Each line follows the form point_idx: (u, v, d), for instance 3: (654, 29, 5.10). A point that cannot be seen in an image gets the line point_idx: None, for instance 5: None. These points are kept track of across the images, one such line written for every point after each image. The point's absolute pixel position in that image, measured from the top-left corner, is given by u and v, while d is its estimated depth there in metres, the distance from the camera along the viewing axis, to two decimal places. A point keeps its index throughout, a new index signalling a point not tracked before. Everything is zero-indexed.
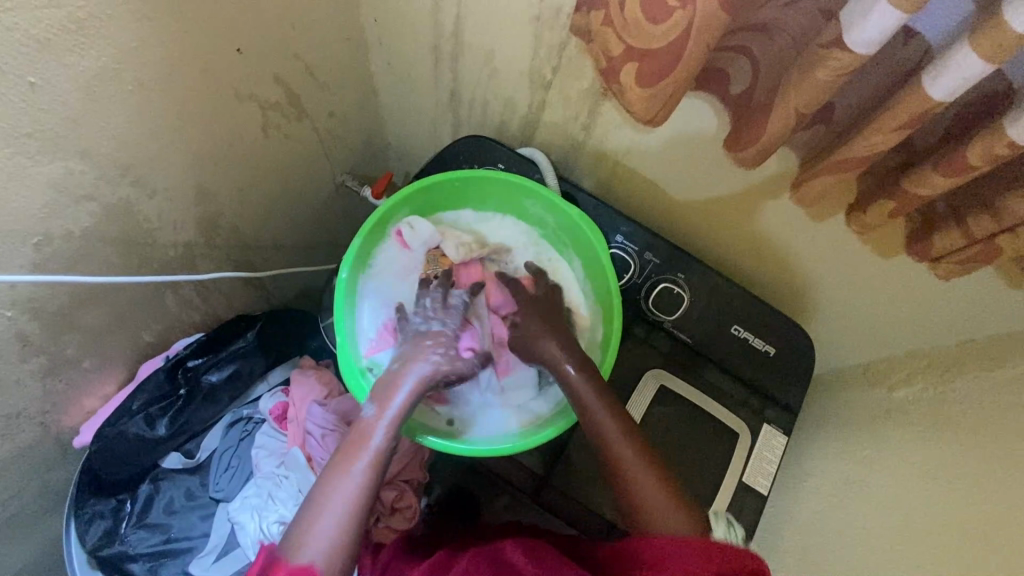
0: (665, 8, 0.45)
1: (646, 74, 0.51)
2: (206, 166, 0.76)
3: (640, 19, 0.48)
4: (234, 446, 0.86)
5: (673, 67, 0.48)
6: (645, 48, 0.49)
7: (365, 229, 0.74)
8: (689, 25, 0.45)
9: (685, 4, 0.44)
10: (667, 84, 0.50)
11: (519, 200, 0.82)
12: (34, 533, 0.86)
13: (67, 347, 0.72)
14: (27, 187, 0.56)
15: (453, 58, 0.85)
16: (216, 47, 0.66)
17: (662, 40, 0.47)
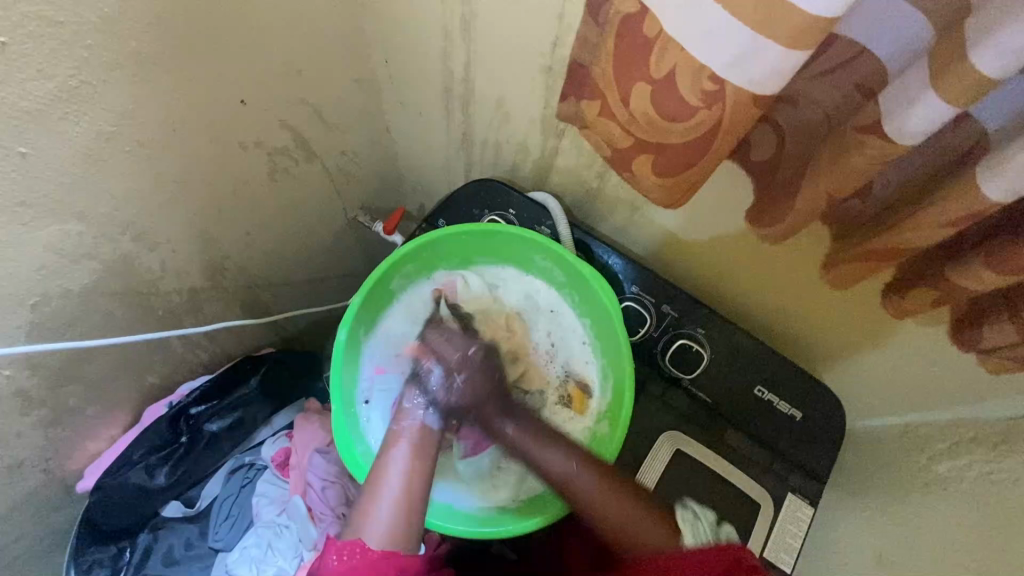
0: (683, 107, 0.43)
1: (664, 167, 0.49)
2: (211, 215, 0.75)
3: (653, 116, 0.46)
4: (234, 494, 0.84)
5: (695, 160, 0.47)
6: (663, 142, 0.47)
7: (364, 289, 0.71)
8: (715, 123, 0.42)
9: (711, 103, 0.41)
10: (691, 172, 0.48)
11: (527, 253, 0.77)
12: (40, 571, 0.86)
13: (70, 398, 0.72)
14: (22, 252, 0.55)
15: (464, 101, 0.82)
16: (218, 100, 0.65)
17: (682, 134, 0.45)
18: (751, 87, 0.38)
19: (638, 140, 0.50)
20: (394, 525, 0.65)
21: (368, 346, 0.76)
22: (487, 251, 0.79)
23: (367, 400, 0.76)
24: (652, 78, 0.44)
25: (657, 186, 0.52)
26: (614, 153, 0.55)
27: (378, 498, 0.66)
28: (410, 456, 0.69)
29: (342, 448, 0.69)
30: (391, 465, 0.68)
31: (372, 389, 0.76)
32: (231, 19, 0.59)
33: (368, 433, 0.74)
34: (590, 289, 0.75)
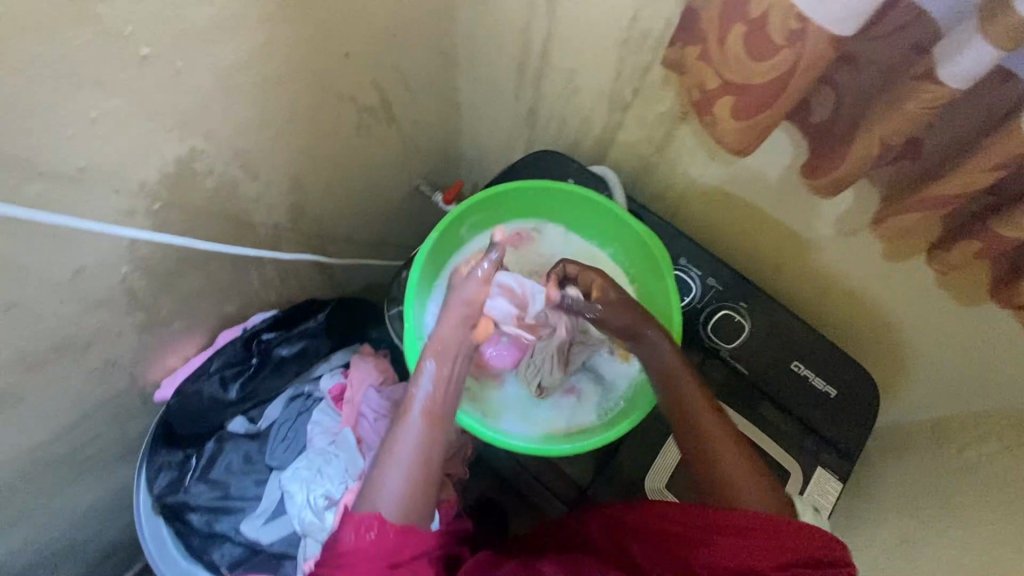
0: (768, 47, 0.48)
1: (746, 109, 0.53)
2: (303, 158, 0.84)
3: (741, 56, 0.50)
4: (292, 418, 0.91)
5: (772, 101, 0.51)
6: (744, 84, 0.51)
7: (441, 225, 0.78)
8: (794, 62, 0.47)
9: (792, 42, 0.46)
10: (768, 115, 0.53)
11: (586, 213, 0.83)
12: (108, 475, 0.94)
13: (164, 307, 0.80)
14: (158, 158, 0.64)
15: (536, 77, 0.89)
16: (329, 52, 0.73)
17: (762, 77, 0.49)
18: (830, 27, 0.44)
19: (724, 81, 0.53)
20: (413, 501, 0.62)
21: (435, 287, 0.82)
22: (547, 209, 0.85)
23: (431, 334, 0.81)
24: (748, 18, 0.48)
25: (735, 130, 0.55)
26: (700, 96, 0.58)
27: (390, 469, 0.62)
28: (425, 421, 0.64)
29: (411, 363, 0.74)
30: (403, 433, 0.64)
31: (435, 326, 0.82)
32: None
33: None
34: (641, 248, 0.80)
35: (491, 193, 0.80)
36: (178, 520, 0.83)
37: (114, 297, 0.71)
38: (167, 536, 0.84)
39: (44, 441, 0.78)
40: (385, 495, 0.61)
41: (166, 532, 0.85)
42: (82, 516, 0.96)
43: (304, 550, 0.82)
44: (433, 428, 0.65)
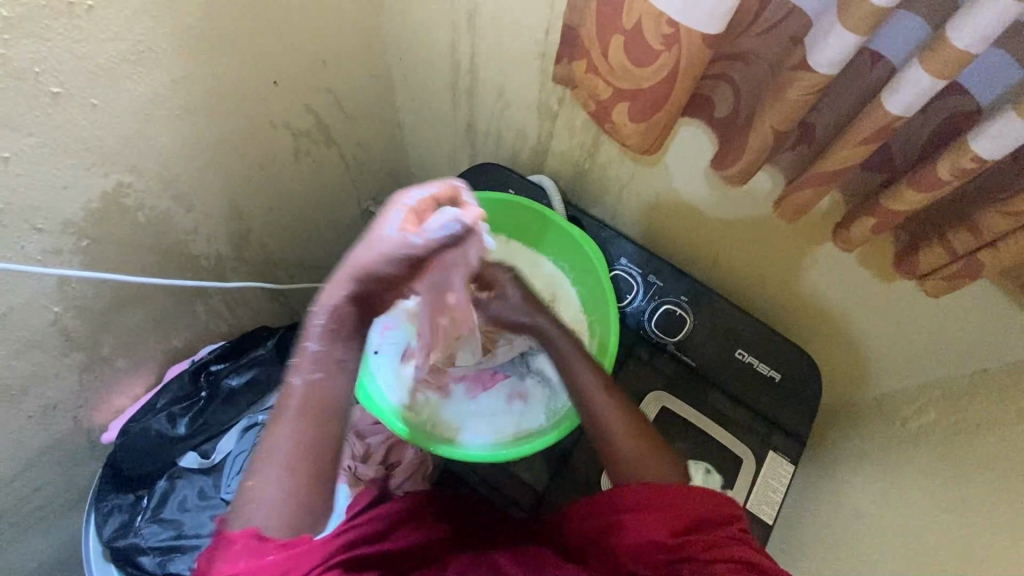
0: (650, 53, 0.51)
1: (640, 111, 0.56)
2: (239, 186, 0.84)
3: (628, 66, 0.53)
4: (247, 450, 0.87)
5: (664, 104, 0.54)
6: (636, 89, 0.54)
7: None
8: (676, 63, 0.50)
9: (670, 47, 0.49)
10: (662, 116, 0.56)
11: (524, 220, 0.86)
12: (57, 526, 0.90)
13: (103, 346, 0.79)
14: (80, 196, 0.63)
15: (469, 93, 0.92)
16: (255, 80, 0.74)
17: (652, 81, 0.52)
18: (700, 28, 0.46)
19: (617, 90, 0.57)
20: (294, 508, 0.56)
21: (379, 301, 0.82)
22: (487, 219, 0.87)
23: (377, 351, 0.81)
24: (624, 31, 0.52)
25: (637, 132, 0.59)
26: (598, 107, 0.61)
27: (264, 471, 0.56)
28: (304, 409, 0.57)
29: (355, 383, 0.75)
30: (285, 425, 0.57)
31: (382, 342, 0.82)
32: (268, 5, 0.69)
33: (378, 378, 0.79)
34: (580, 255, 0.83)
35: None
36: (129, 565, 0.80)
37: (45, 339, 0.70)
38: None
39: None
40: (265, 503, 0.55)
41: None
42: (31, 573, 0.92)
43: None
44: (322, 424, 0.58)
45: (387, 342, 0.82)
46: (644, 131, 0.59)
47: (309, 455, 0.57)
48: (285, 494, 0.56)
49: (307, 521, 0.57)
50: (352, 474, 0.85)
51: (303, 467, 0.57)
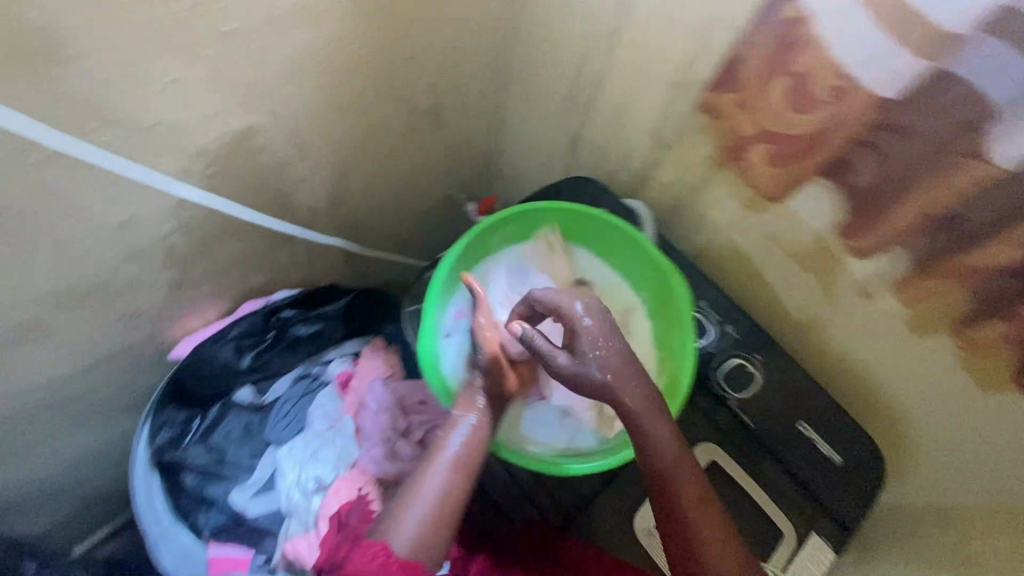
0: None
1: (781, 158, 0.69)
2: (350, 149, 0.87)
3: None
4: (296, 399, 0.90)
5: None
6: None
7: (474, 231, 0.80)
8: None
9: None
10: None
11: (617, 244, 0.84)
12: (104, 428, 0.94)
13: (194, 270, 0.82)
14: (221, 125, 0.67)
15: (585, 106, 0.92)
16: (395, 52, 0.78)
17: None
18: (879, 83, 0.56)
19: None
20: (427, 538, 0.64)
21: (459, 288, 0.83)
22: (581, 234, 0.86)
23: (447, 334, 0.82)
24: None
25: None
26: (742, 139, 0.72)
27: (410, 509, 0.65)
28: (453, 465, 0.68)
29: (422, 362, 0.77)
30: (432, 475, 0.67)
31: (452, 328, 0.83)
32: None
33: (444, 360, 0.80)
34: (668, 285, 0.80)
35: (529, 209, 0.82)
36: (171, 479, 0.83)
37: (151, 251, 0.73)
38: (147, 497, 0.83)
39: (56, 380, 0.79)
40: (406, 525, 0.64)
41: (147, 493, 0.83)
42: (68, 466, 0.95)
43: (286, 531, 0.83)
44: (464, 474, 0.68)
45: (457, 328, 0.83)
46: (779, 168, 0.70)
47: (445, 503, 0.66)
48: (419, 525, 0.64)
49: (431, 554, 0.64)
50: (390, 447, 0.88)
51: (439, 512, 0.65)
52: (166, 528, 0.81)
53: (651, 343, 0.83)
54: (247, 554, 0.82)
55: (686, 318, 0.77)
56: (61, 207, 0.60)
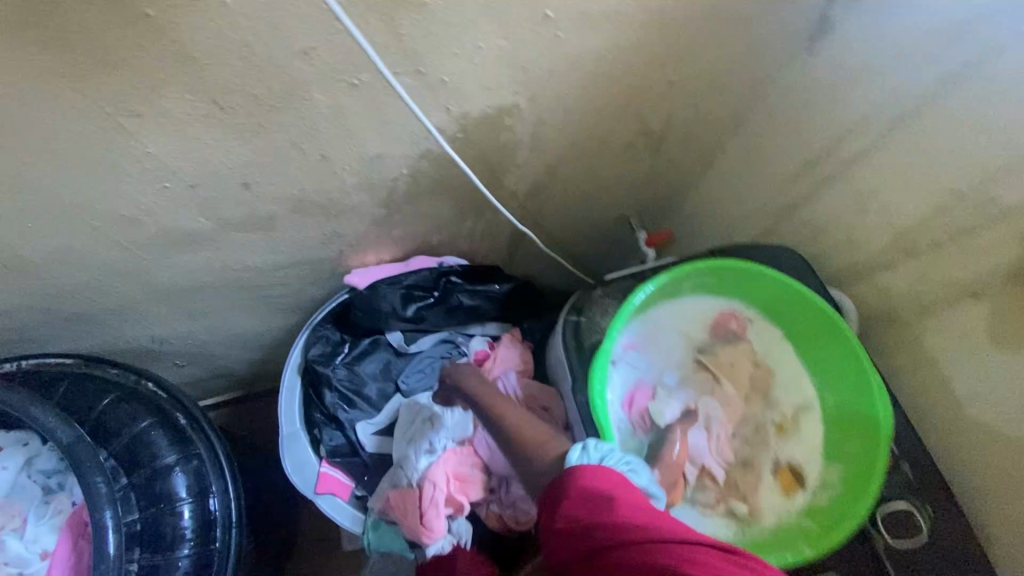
0: None
1: None
2: (574, 150, 0.87)
3: None
4: (434, 357, 0.96)
5: None
6: None
7: (677, 270, 0.75)
8: None
9: None
10: None
11: (819, 334, 0.76)
12: (262, 326, 1.02)
13: (400, 215, 0.86)
14: (488, 100, 0.69)
15: (823, 180, 0.86)
16: (661, 72, 0.78)
17: None
18: None
19: None
20: None
21: (634, 320, 0.76)
22: (778, 309, 0.80)
23: (615, 362, 0.74)
24: None
25: None
26: None
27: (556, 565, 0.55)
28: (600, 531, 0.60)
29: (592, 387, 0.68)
30: None
31: (621, 357, 0.74)
32: (718, 19, 0.72)
33: (607, 388, 0.72)
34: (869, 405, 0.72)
35: (738, 267, 0.77)
36: (311, 391, 0.88)
37: (380, 187, 0.78)
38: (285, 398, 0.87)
39: (254, 271, 0.86)
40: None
41: (287, 394, 0.87)
42: (222, 346, 1.04)
43: (391, 478, 0.88)
44: None
45: (626, 359, 0.75)
46: None
47: None
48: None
49: None
50: None
51: None
52: (294, 431, 0.87)
53: (820, 451, 0.75)
54: (351, 482, 0.88)
55: (881, 446, 0.68)
56: (340, 132, 0.65)
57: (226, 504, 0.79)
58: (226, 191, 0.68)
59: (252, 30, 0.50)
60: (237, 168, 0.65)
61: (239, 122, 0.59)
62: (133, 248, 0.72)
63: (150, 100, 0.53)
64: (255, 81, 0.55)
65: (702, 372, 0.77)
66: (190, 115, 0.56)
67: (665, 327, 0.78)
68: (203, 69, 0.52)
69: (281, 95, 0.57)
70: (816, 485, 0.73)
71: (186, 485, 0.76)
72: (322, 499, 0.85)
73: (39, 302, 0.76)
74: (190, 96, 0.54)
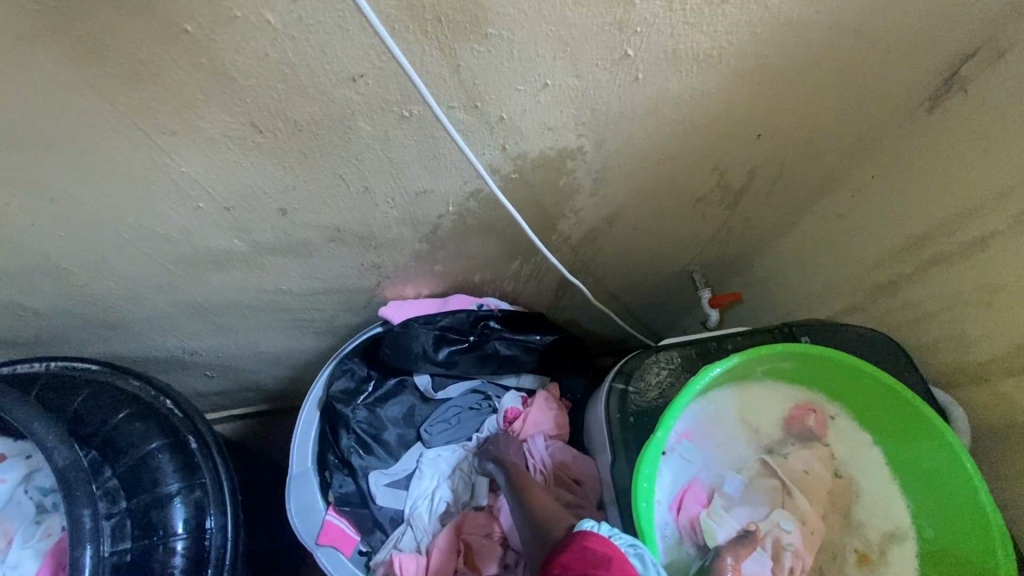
0: None
1: None
2: (638, 200, 0.79)
3: None
4: (462, 408, 0.90)
5: None
6: None
7: (755, 352, 0.64)
8: None
9: None
10: None
11: (921, 450, 0.63)
12: (290, 348, 0.98)
13: (442, 253, 0.80)
14: (550, 140, 0.62)
15: (934, 260, 0.73)
16: (748, 123, 0.68)
17: None
18: None
19: None
20: None
21: (694, 405, 0.66)
22: (871, 410, 0.67)
23: (668, 452, 0.63)
24: None
25: None
26: None
27: None
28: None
29: (639, 482, 0.58)
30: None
31: (675, 445, 0.64)
32: (825, 68, 0.63)
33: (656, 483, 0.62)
34: (983, 554, 0.58)
35: (829, 355, 0.65)
36: (328, 429, 0.82)
37: (424, 222, 0.72)
38: (299, 434, 0.82)
39: (284, 296, 0.82)
40: None
41: (302, 429, 0.82)
42: (248, 363, 1.00)
43: (399, 537, 0.81)
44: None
45: (680, 448, 0.65)
46: None
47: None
48: None
49: None
50: None
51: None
52: (305, 470, 0.81)
53: None
54: (356, 535, 0.81)
55: None
56: (385, 163, 0.60)
57: (221, 543, 0.74)
58: (261, 215, 0.64)
59: (297, 53, 0.46)
60: (275, 193, 0.61)
61: (279, 147, 0.54)
62: (166, 263, 0.69)
63: (187, 118, 0.49)
64: (297, 105, 0.50)
65: (770, 479, 0.65)
66: (228, 136, 0.52)
67: (729, 415, 0.67)
68: (243, 91, 0.48)
69: (325, 122, 0.53)
70: None
71: (184, 519, 0.71)
72: (322, 552, 0.77)
73: (70, 307, 0.74)
74: (229, 116, 0.50)
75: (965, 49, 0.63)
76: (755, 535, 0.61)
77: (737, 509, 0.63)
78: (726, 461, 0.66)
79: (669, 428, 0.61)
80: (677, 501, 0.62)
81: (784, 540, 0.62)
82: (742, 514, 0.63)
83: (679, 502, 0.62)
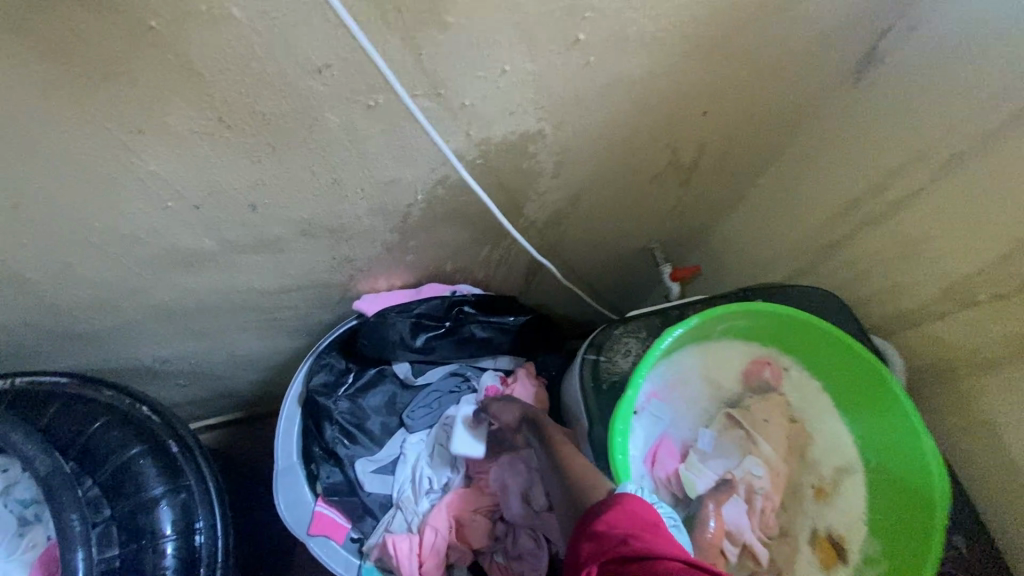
0: None
1: None
2: (597, 180, 0.83)
3: None
4: (442, 392, 0.92)
5: None
6: None
7: (710, 312, 0.69)
8: None
9: None
10: None
11: (866, 391, 0.70)
12: (265, 349, 0.98)
13: (413, 241, 0.82)
14: (511, 125, 0.65)
15: (867, 220, 0.80)
16: (693, 102, 0.73)
17: None
18: None
19: None
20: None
21: (659, 367, 0.71)
22: (822, 359, 0.73)
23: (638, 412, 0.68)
24: None
25: None
26: None
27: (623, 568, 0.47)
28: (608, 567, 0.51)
29: (614, 443, 0.63)
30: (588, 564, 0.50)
31: (645, 405, 0.69)
32: (759, 47, 0.68)
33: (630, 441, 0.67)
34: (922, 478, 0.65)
35: (777, 311, 0.70)
36: (312, 422, 0.84)
37: (393, 211, 0.74)
38: (284, 430, 0.84)
39: (257, 295, 0.82)
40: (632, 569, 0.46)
41: (286, 425, 0.84)
42: (221, 367, 0.99)
43: (389, 521, 0.83)
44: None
45: (649, 407, 0.70)
46: None
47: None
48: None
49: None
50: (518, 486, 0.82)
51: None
52: (291, 464, 0.83)
53: (864, 523, 0.68)
54: (347, 523, 0.84)
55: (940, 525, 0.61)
56: (353, 153, 0.62)
57: (211, 542, 0.74)
58: (232, 212, 0.64)
59: (263, 47, 0.47)
60: (244, 188, 0.61)
61: (248, 142, 0.56)
62: (135, 267, 0.69)
63: (155, 115, 0.50)
64: (265, 99, 0.52)
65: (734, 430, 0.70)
66: (197, 132, 0.53)
67: (692, 372, 0.73)
68: (210, 86, 0.49)
69: (292, 114, 0.54)
70: (861, 560, 0.66)
71: (171, 521, 0.72)
72: (315, 542, 0.80)
73: (33, 319, 0.73)
74: (196, 112, 0.51)
75: (881, 25, 0.70)
76: (725, 482, 0.67)
77: (712, 461, 0.69)
78: (693, 414, 0.72)
79: (637, 389, 0.66)
80: (654, 457, 0.68)
81: (756, 484, 0.68)
82: (715, 463, 0.69)
83: (656, 458, 0.68)
